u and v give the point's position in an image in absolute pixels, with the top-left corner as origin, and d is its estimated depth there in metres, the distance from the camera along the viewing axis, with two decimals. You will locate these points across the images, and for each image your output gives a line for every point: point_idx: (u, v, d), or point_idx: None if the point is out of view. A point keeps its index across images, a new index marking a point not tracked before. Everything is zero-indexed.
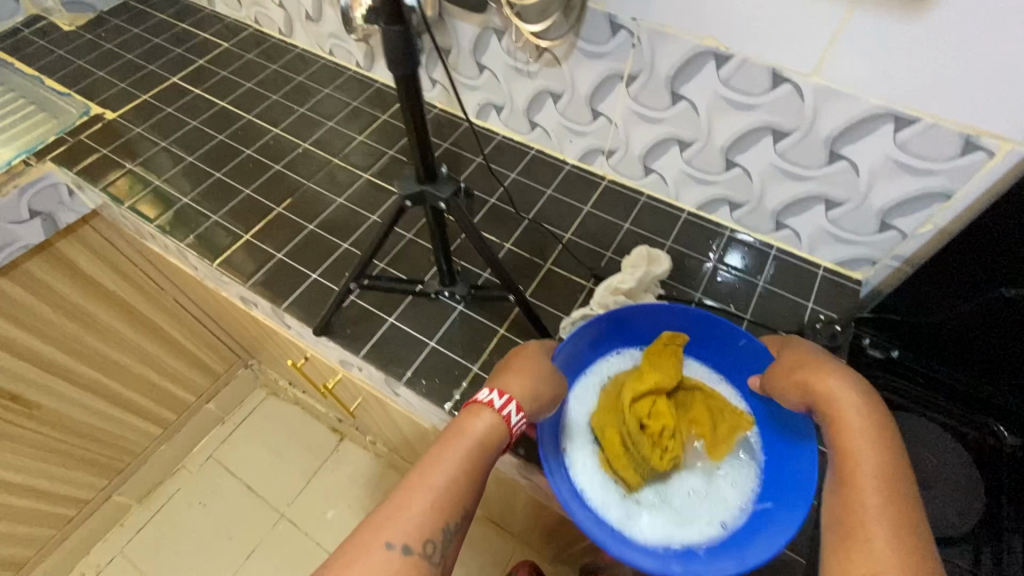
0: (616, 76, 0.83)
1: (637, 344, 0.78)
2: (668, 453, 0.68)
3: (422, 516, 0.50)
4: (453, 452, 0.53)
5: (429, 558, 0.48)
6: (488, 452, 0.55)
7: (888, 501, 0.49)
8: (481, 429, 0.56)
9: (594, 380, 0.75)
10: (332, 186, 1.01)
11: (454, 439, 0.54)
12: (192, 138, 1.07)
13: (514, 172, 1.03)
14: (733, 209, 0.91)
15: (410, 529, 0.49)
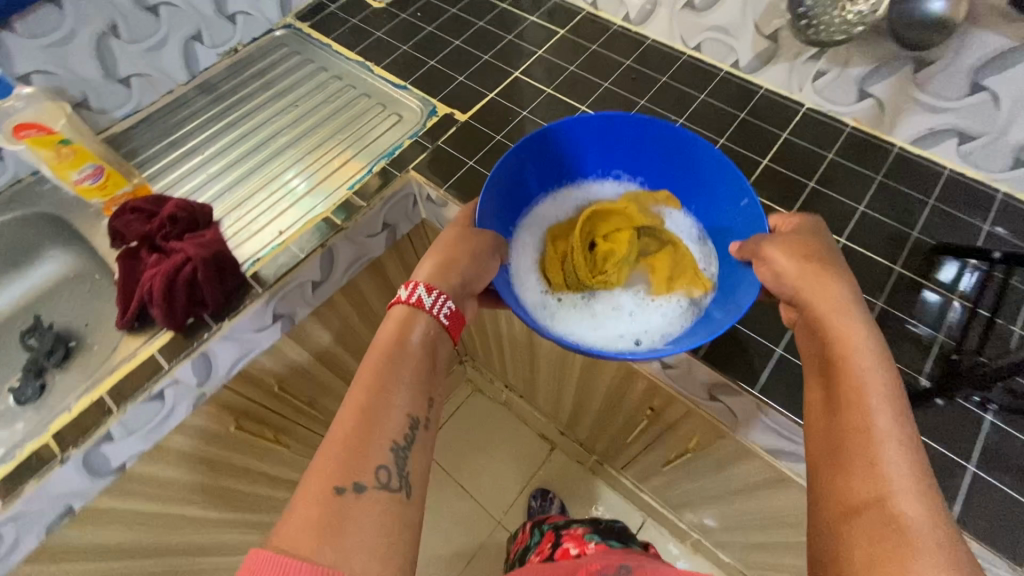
0: (803, 60, 0.84)
1: (604, 178, 0.85)
2: (610, 273, 0.76)
3: (338, 457, 0.51)
4: (370, 370, 0.56)
5: (378, 485, 0.50)
6: (422, 352, 0.59)
7: (870, 368, 0.53)
8: (389, 338, 0.59)
9: (567, 195, 0.84)
10: (498, 83, 0.96)
11: (376, 355, 0.57)
12: (358, 37, 1.06)
13: (665, 76, 0.94)
14: (962, 140, 0.77)
15: (327, 472, 0.50)
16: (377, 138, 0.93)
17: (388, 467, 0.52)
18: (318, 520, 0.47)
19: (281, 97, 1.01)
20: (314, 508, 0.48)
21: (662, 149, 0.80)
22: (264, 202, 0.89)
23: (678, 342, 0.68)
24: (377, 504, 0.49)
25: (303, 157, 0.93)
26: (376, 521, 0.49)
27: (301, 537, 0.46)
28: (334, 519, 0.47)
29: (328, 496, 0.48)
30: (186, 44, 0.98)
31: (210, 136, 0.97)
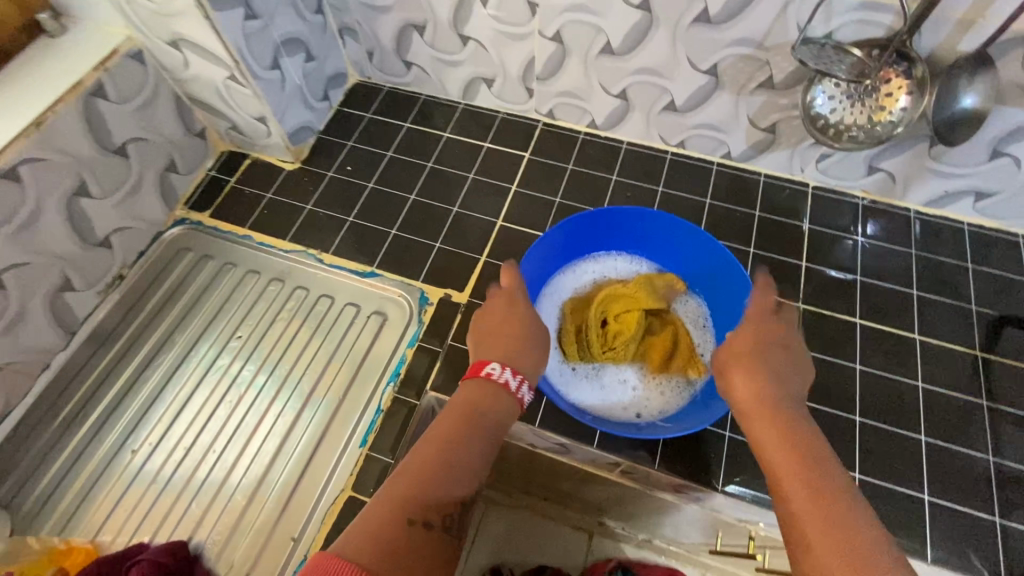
0: (804, 150, 0.80)
1: (634, 254, 0.77)
2: (618, 351, 0.69)
3: (415, 491, 0.45)
4: (453, 422, 0.52)
5: (445, 529, 0.44)
6: (502, 422, 0.54)
7: (787, 422, 0.50)
8: (474, 395, 0.55)
9: (590, 271, 0.76)
10: (483, 240, 0.82)
11: (456, 416, 0.53)
12: (286, 217, 0.85)
13: (659, 185, 0.86)
14: (978, 199, 0.77)
15: (408, 502, 0.44)
16: (366, 352, 0.74)
17: (456, 518, 0.46)
18: (389, 543, 0.41)
19: (211, 329, 0.76)
20: (384, 522, 0.42)
21: (676, 238, 0.73)
22: (253, 499, 0.66)
23: (680, 421, 0.64)
24: (435, 543, 0.43)
25: (277, 412, 0.71)
26: (429, 552, 0.42)
27: (363, 548, 0.39)
28: (406, 543, 0.41)
29: (402, 526, 0.42)
30: (52, 298, 0.72)
31: (134, 419, 0.71)
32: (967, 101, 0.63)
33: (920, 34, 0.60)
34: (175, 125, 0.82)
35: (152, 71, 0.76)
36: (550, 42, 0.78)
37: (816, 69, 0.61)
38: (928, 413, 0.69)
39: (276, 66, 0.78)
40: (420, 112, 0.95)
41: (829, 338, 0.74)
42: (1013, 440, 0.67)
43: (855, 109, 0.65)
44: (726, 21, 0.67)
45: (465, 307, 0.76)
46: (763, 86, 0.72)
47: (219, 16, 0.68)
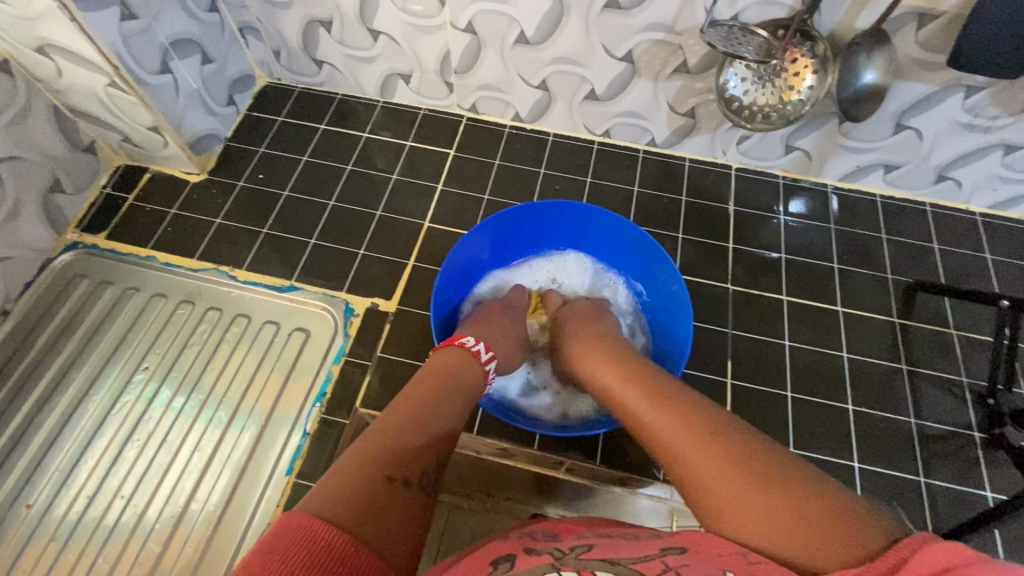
0: (724, 133, 0.81)
1: (588, 258, 0.76)
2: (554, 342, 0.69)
3: (397, 448, 0.42)
4: (423, 381, 0.50)
5: (421, 487, 0.42)
6: (472, 391, 0.53)
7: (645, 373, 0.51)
8: (450, 362, 0.54)
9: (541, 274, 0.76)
10: (411, 243, 0.79)
11: (431, 380, 0.51)
12: (193, 232, 0.79)
13: (588, 176, 0.85)
14: (887, 172, 0.80)
15: (386, 456, 0.41)
16: (288, 372, 0.69)
17: (433, 478, 0.43)
18: (370, 501, 0.38)
19: (113, 361, 0.70)
20: (361, 478, 0.39)
21: (624, 245, 0.72)
22: (171, 544, 0.61)
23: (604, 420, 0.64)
24: (412, 502, 0.40)
25: (193, 445, 0.65)
26: (408, 513, 0.39)
27: (345, 507, 0.36)
28: (387, 502, 0.38)
29: (380, 482, 0.39)
30: None
31: (28, 470, 0.64)
32: (868, 78, 0.64)
33: (820, 13, 0.62)
34: (55, 140, 0.74)
35: (19, 81, 0.68)
36: (463, 33, 0.75)
37: (725, 51, 0.60)
38: (855, 382, 0.71)
39: (166, 71, 0.72)
40: (336, 112, 0.90)
41: (760, 316, 0.75)
42: (933, 400, 0.70)
43: (766, 89, 0.65)
44: (636, 6, 0.66)
45: (395, 315, 0.73)
46: (678, 71, 0.72)
47: (90, 18, 0.61)
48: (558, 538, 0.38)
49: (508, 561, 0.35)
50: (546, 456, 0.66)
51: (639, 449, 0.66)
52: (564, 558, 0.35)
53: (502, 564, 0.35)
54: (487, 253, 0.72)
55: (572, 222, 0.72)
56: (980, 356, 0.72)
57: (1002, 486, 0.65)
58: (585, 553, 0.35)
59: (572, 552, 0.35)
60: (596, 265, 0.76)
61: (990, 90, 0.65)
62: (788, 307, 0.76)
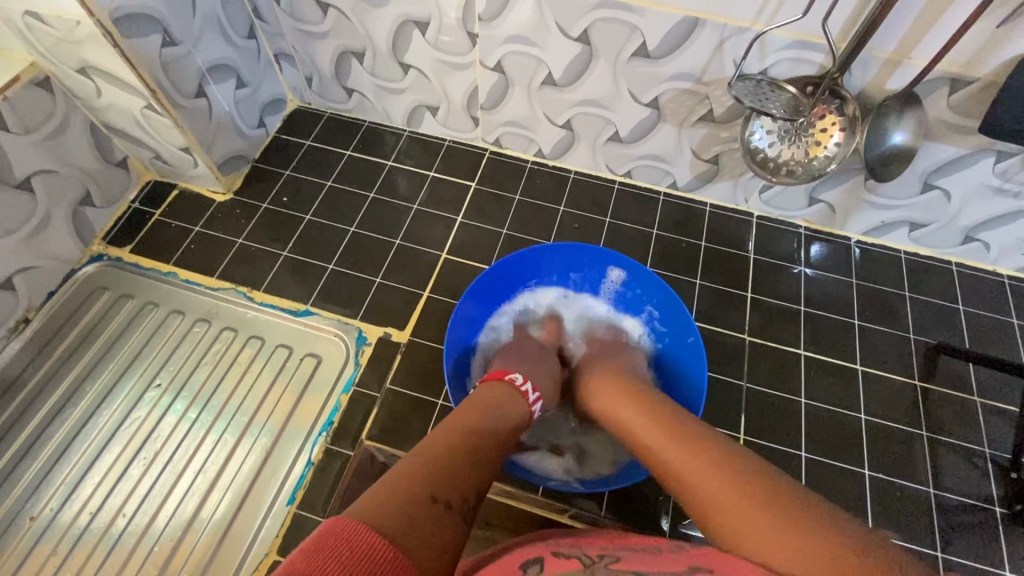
0: (747, 181, 0.80)
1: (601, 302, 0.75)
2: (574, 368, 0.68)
3: (440, 470, 0.41)
4: (474, 408, 0.50)
5: (462, 512, 0.40)
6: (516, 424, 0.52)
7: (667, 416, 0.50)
8: (496, 395, 0.54)
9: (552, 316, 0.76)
10: (427, 274, 0.79)
11: (476, 414, 0.50)
12: (215, 250, 0.80)
13: (607, 216, 0.85)
14: (912, 230, 0.79)
15: (431, 474, 0.40)
16: (297, 398, 0.69)
17: (472, 505, 0.42)
18: (413, 516, 0.36)
19: (127, 377, 0.70)
20: (408, 493, 0.38)
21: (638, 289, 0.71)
22: (168, 568, 0.60)
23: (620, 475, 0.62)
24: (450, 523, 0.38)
25: (199, 466, 0.65)
26: (446, 533, 0.37)
27: (390, 520, 0.35)
28: (428, 519, 0.37)
29: (423, 496, 0.38)
30: None
31: (35, 481, 0.64)
32: (897, 139, 0.63)
33: (850, 73, 0.61)
34: (90, 155, 0.76)
35: (60, 98, 0.70)
36: (491, 72, 0.76)
37: (752, 106, 0.60)
38: (872, 445, 0.69)
39: (201, 95, 0.74)
40: (363, 139, 0.91)
41: (776, 369, 0.74)
42: (954, 470, 0.67)
43: (792, 145, 0.65)
44: (664, 56, 0.66)
45: (406, 347, 0.73)
46: (704, 119, 0.72)
47: (133, 44, 0.63)
48: (585, 547, 0.41)
49: (539, 565, 0.38)
50: (549, 501, 0.65)
51: (644, 501, 0.65)
52: (593, 567, 0.37)
53: (533, 568, 0.38)
54: (507, 287, 0.72)
55: (593, 264, 0.71)
56: (1003, 427, 0.70)
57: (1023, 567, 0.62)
58: (612, 562, 0.38)
59: (601, 561, 0.38)
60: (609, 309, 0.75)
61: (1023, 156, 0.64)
62: (805, 361, 0.74)
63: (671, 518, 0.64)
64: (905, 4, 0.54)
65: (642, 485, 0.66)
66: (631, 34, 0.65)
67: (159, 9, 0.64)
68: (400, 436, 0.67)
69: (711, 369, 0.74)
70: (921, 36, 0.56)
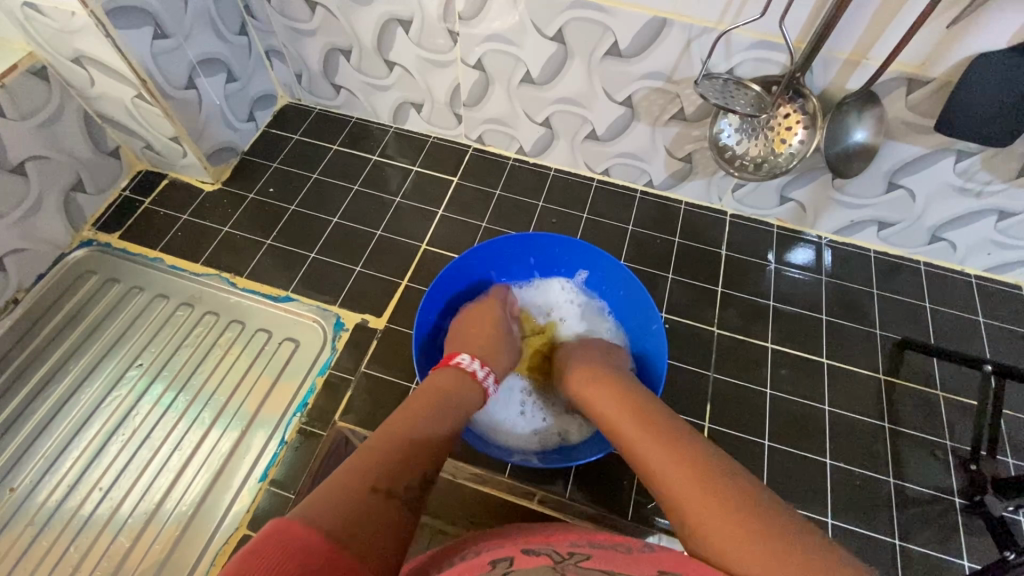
0: (720, 180, 0.82)
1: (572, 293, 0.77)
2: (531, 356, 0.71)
3: (378, 464, 0.43)
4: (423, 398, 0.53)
5: (406, 499, 0.42)
6: (465, 412, 0.55)
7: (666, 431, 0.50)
8: (449, 382, 0.57)
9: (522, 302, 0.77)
10: (406, 263, 0.81)
11: (428, 397, 0.53)
12: (201, 237, 0.82)
13: (584, 212, 0.87)
14: (880, 229, 0.81)
15: (373, 471, 0.42)
16: (275, 378, 0.71)
17: (417, 493, 0.44)
18: (350, 509, 0.38)
19: (110, 357, 0.72)
20: (348, 490, 0.39)
21: (607, 279, 0.73)
22: (142, 539, 0.62)
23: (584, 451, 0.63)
24: (392, 516, 0.40)
25: (174, 444, 0.67)
26: (393, 527, 0.39)
27: (334, 515, 0.37)
28: (372, 512, 0.39)
29: (368, 493, 0.40)
30: None
31: (15, 455, 0.66)
32: (859, 136, 0.66)
33: (812, 73, 0.64)
34: (83, 143, 0.78)
35: (55, 87, 0.73)
36: (472, 69, 0.79)
37: (718, 103, 0.62)
38: (835, 436, 0.70)
39: (192, 86, 0.77)
40: (350, 134, 0.94)
41: (744, 361, 0.76)
42: (916, 461, 0.69)
43: (757, 141, 0.68)
44: (636, 54, 0.69)
45: (382, 332, 0.74)
46: (675, 118, 0.75)
47: (123, 35, 0.66)
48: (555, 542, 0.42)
49: (507, 560, 0.39)
50: (517, 483, 0.66)
51: (611, 484, 0.66)
52: (564, 563, 0.38)
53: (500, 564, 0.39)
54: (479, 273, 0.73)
55: (564, 255, 0.74)
56: (966, 421, 0.71)
57: (980, 556, 0.63)
58: (584, 560, 0.38)
59: (572, 558, 0.38)
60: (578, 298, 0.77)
61: (981, 156, 0.66)
62: (772, 354, 0.76)
63: (635, 502, 0.65)
64: (859, 5, 0.57)
65: (610, 469, 0.67)
66: (603, 33, 0.67)
67: (152, 3, 0.67)
68: (373, 417, 0.68)
69: (680, 360, 0.75)
70: (877, 36, 0.59)
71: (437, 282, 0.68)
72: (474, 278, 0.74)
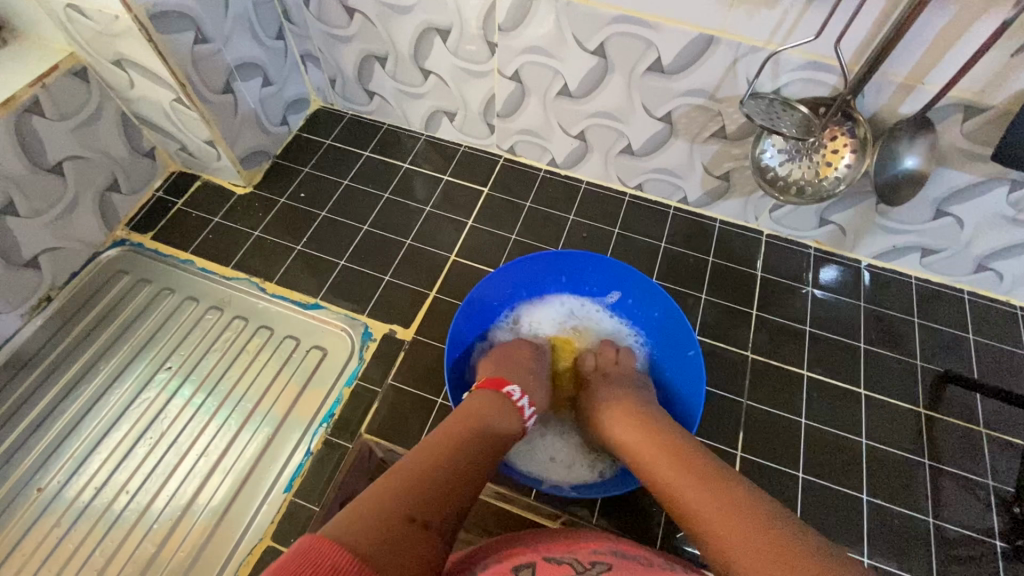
0: (757, 200, 0.81)
1: (605, 310, 0.76)
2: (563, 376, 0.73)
3: (412, 490, 0.42)
4: (458, 424, 0.51)
5: (440, 531, 0.41)
6: (497, 440, 0.52)
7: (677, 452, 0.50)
8: (480, 407, 0.54)
9: (553, 319, 0.76)
10: (435, 274, 0.80)
11: (461, 421, 0.51)
12: (230, 240, 0.82)
13: (616, 227, 0.85)
14: (924, 256, 0.78)
15: (409, 498, 0.41)
16: (303, 385, 0.71)
17: (452, 525, 0.42)
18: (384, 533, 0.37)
19: (139, 359, 0.72)
20: (381, 515, 0.38)
21: (642, 298, 0.72)
22: (166, 545, 0.62)
23: (613, 481, 0.62)
24: (427, 544, 0.39)
25: (201, 449, 0.67)
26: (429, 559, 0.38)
27: (369, 541, 0.36)
28: (415, 544, 0.38)
29: (404, 518, 0.39)
30: None
31: (45, 453, 0.66)
32: (909, 163, 0.63)
33: (863, 96, 0.62)
34: (120, 144, 0.79)
35: (95, 88, 0.73)
36: (509, 81, 0.78)
37: (764, 124, 0.61)
38: (871, 470, 0.68)
39: (229, 90, 0.77)
40: (381, 140, 0.94)
41: (778, 387, 0.74)
42: (957, 501, 0.66)
43: (802, 163, 0.66)
44: (679, 71, 0.67)
45: (410, 344, 0.74)
46: (716, 136, 0.73)
47: (166, 39, 0.66)
48: (575, 552, 0.43)
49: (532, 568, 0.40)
50: (543, 505, 0.65)
51: (639, 509, 0.65)
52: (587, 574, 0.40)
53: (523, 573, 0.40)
54: (512, 288, 0.73)
55: (598, 273, 0.73)
56: (1009, 460, 0.68)
57: None
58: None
59: (593, 569, 0.41)
60: (610, 316, 0.76)
61: None
62: (807, 381, 0.74)
63: (663, 529, 0.64)
64: (919, 28, 0.55)
65: (638, 495, 0.66)
66: (647, 48, 0.66)
67: (194, 7, 0.67)
68: (399, 431, 0.68)
69: (712, 384, 0.74)
70: (936, 61, 0.56)
71: (471, 298, 0.68)
72: (506, 291, 0.72)
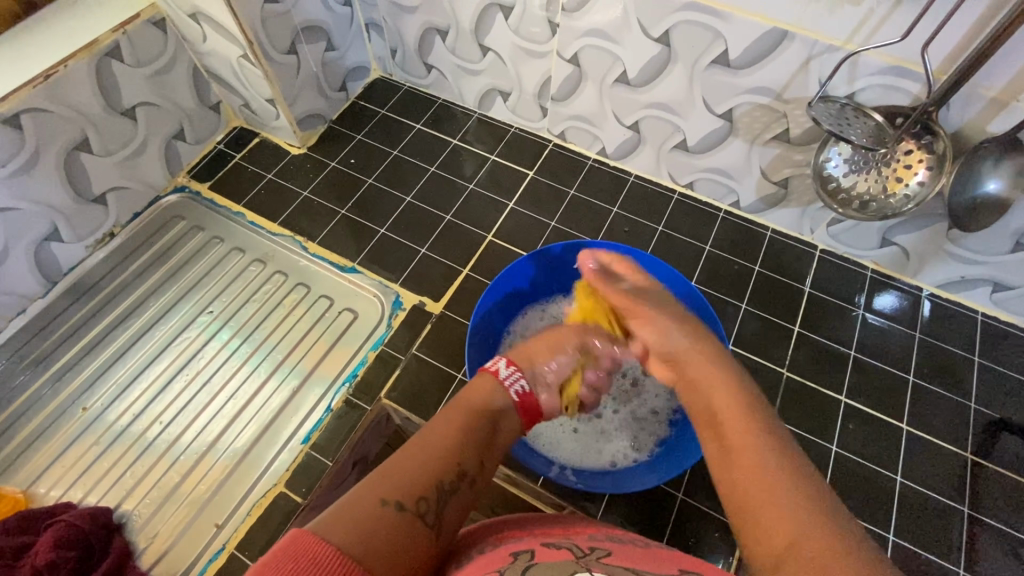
0: (814, 212, 0.76)
1: None
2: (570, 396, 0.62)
3: (389, 476, 0.41)
4: (447, 414, 0.48)
5: (420, 514, 0.40)
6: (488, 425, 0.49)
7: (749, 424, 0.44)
8: (480, 395, 0.51)
9: None
10: (470, 251, 0.80)
11: (455, 410, 0.49)
12: (280, 196, 0.85)
13: (659, 224, 0.83)
14: (995, 290, 0.72)
15: (384, 483, 0.40)
16: (333, 342, 0.73)
17: (432, 504, 0.41)
18: (360, 527, 0.36)
19: (185, 300, 0.76)
20: (357, 505, 0.38)
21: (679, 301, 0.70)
22: (189, 478, 0.65)
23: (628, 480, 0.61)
24: (399, 525, 0.38)
25: (230, 393, 0.70)
26: (403, 541, 0.37)
27: (341, 531, 0.36)
28: (388, 531, 0.37)
29: (373, 505, 0.38)
30: (37, 246, 0.72)
31: (92, 376, 0.71)
32: (990, 187, 0.58)
33: (948, 108, 0.56)
34: (189, 95, 0.83)
35: (171, 40, 0.77)
36: (567, 63, 0.76)
37: (831, 131, 0.57)
38: (901, 509, 0.64)
39: (293, 52, 0.79)
40: (434, 114, 0.94)
41: (811, 409, 0.70)
42: (995, 558, 0.61)
43: (869, 176, 0.62)
44: (746, 67, 0.64)
45: (437, 318, 0.74)
46: (778, 138, 0.69)
47: None
48: (576, 541, 0.41)
49: (530, 553, 0.38)
50: (548, 495, 0.64)
51: (646, 513, 0.63)
52: (586, 557, 0.37)
53: (523, 555, 0.38)
54: (547, 273, 0.72)
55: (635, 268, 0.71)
56: None
57: None
58: (604, 556, 0.38)
59: (593, 554, 0.38)
60: None
61: None
62: (845, 408, 0.70)
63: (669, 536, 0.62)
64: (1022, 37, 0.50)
65: (648, 498, 0.64)
66: (714, 40, 0.63)
67: None
68: (416, 401, 0.68)
69: None
70: None
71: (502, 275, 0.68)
72: (538, 279, 0.72)
